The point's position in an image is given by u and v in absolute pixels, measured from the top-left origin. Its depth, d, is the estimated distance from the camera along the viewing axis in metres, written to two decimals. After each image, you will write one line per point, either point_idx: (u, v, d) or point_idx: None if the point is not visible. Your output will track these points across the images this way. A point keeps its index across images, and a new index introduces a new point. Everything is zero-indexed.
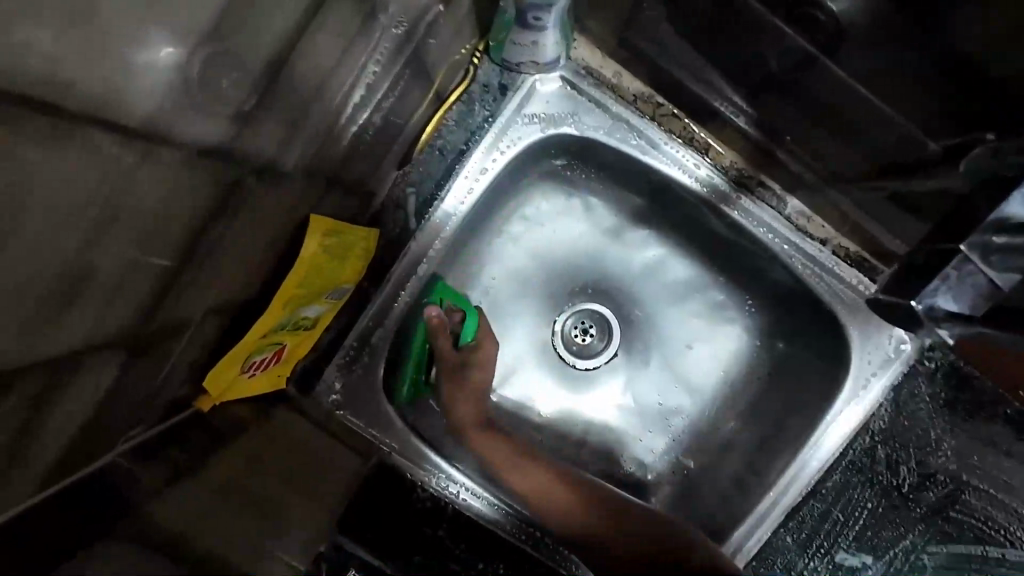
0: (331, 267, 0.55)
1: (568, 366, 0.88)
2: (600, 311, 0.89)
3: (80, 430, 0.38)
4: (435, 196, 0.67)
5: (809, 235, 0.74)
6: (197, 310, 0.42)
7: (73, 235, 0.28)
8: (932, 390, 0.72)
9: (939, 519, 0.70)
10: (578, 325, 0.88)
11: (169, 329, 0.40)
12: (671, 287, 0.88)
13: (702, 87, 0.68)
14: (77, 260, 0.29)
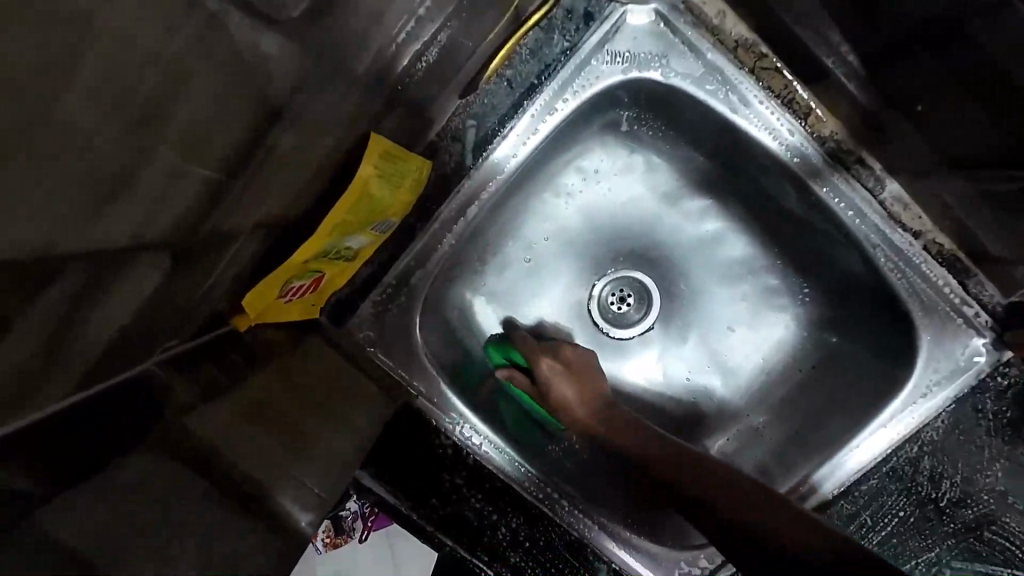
0: (380, 199, 0.53)
1: (602, 333, 0.85)
2: (641, 281, 0.86)
3: (116, 339, 0.36)
4: (496, 132, 0.62)
5: (900, 224, 0.67)
6: (245, 224, 0.40)
7: (118, 116, 0.26)
8: (997, 408, 0.67)
9: (972, 537, 0.69)
10: (616, 293, 0.86)
11: (214, 241, 0.38)
12: (725, 264, 0.83)
13: (813, 37, 0.59)
14: (133, 148, 0.27)
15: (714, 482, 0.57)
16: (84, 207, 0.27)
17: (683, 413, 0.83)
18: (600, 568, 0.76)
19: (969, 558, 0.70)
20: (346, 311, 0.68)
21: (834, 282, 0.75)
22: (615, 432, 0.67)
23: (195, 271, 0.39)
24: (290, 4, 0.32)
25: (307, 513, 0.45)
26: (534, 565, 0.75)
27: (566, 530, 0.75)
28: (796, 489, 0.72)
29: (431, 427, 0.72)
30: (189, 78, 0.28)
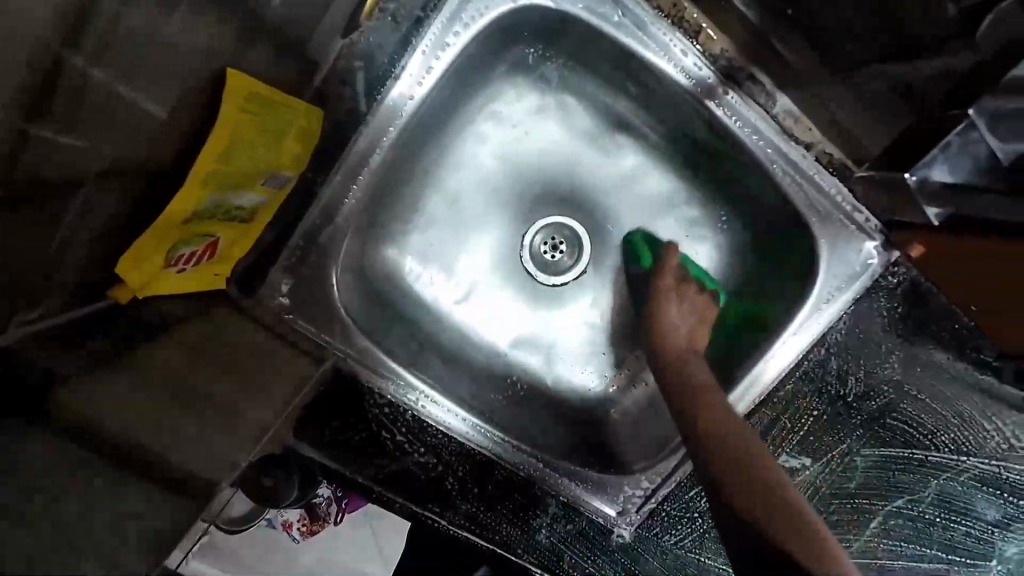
0: (262, 150, 0.50)
1: (536, 282, 0.86)
2: (571, 227, 0.86)
3: None
4: (389, 73, 0.60)
5: (794, 138, 0.70)
6: (89, 170, 0.37)
7: None
8: (889, 305, 0.72)
9: (877, 425, 0.78)
10: (547, 241, 0.86)
11: (44, 188, 0.34)
12: (647, 200, 0.85)
13: None
14: None
15: (795, 528, 0.51)
16: None
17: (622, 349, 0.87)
18: (549, 502, 0.79)
19: (875, 444, 0.79)
20: (256, 278, 0.65)
21: (743, 204, 0.78)
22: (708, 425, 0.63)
23: (31, 223, 0.35)
24: None
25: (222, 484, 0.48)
26: (486, 507, 0.77)
27: (509, 470, 0.77)
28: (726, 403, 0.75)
29: (362, 388, 0.70)
30: None
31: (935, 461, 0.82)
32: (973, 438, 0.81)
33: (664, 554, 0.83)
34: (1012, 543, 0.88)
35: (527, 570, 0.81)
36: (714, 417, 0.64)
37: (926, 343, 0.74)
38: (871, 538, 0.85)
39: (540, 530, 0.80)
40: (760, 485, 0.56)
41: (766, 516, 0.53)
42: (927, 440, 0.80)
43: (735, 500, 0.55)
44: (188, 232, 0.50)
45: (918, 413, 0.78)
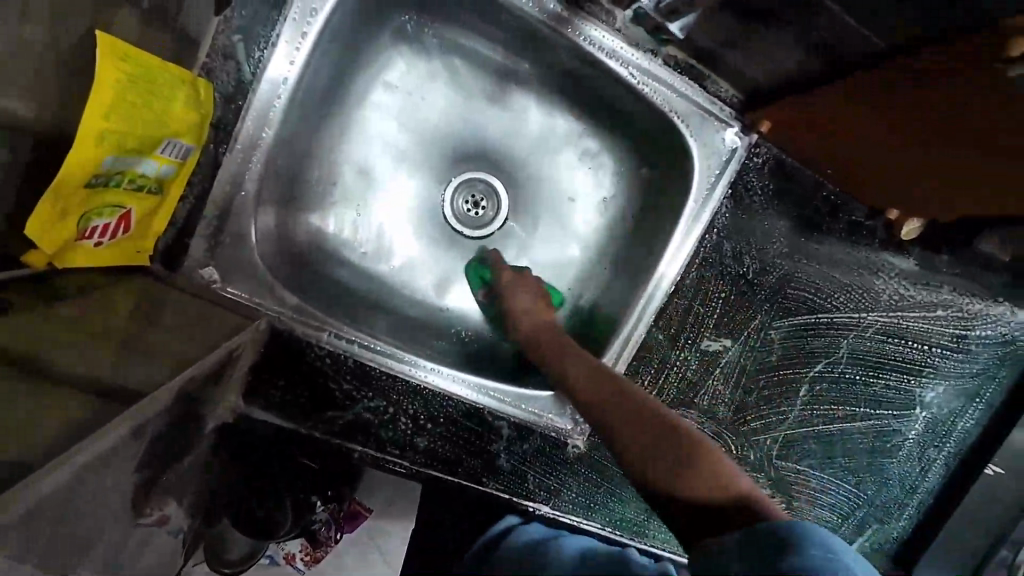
0: (148, 117, 0.54)
1: (463, 236, 0.93)
2: (489, 182, 0.94)
3: None
4: (265, 44, 0.66)
5: (641, 47, 0.78)
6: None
7: None
8: (761, 184, 0.81)
9: (781, 297, 0.86)
10: (470, 199, 0.93)
11: None
12: (544, 140, 0.92)
13: None
14: None
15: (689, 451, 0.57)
16: None
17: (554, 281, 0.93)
18: (502, 426, 0.84)
19: (784, 315, 0.87)
20: (178, 254, 0.69)
21: (625, 123, 0.86)
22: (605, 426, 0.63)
23: None
24: None
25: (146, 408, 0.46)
26: (444, 442, 0.82)
27: (458, 401, 0.82)
28: (641, 299, 0.83)
29: (300, 343, 0.75)
30: None
31: (841, 322, 0.90)
32: (868, 295, 0.90)
33: None
34: (929, 389, 0.97)
35: (496, 498, 0.86)
36: (627, 402, 0.64)
37: (806, 213, 0.83)
38: (804, 406, 0.93)
39: (499, 455, 0.85)
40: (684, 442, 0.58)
41: (674, 476, 0.56)
42: (829, 304, 0.89)
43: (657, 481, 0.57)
44: (97, 199, 0.54)
45: (813, 279, 0.87)
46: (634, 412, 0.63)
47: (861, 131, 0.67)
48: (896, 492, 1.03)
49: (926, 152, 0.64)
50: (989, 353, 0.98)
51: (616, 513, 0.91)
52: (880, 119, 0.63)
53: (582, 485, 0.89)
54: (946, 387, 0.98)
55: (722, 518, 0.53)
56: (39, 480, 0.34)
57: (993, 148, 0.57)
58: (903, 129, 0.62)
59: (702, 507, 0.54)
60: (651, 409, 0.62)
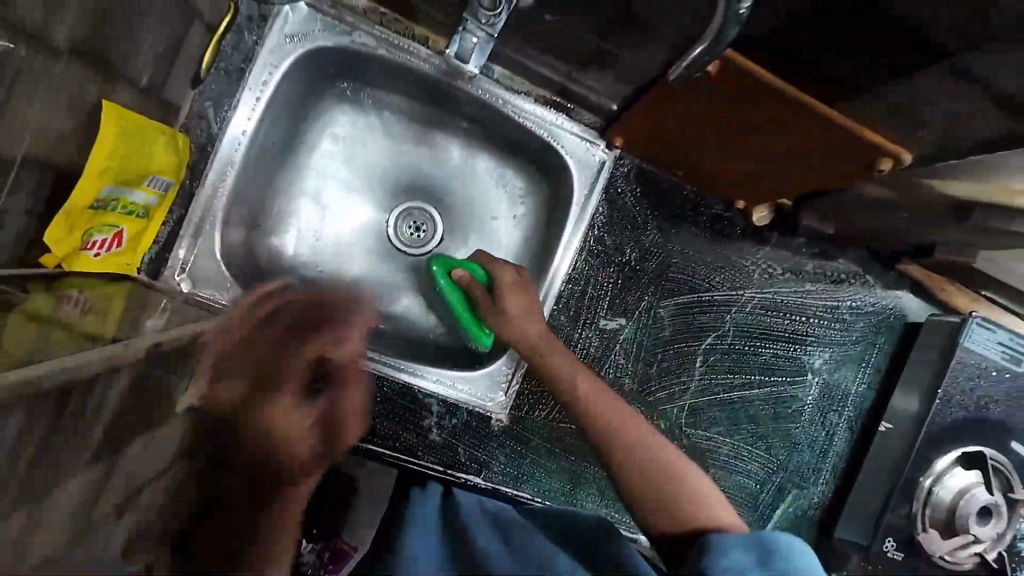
0: (134, 158, 0.76)
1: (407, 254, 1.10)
2: (430, 212, 1.12)
3: None
4: (229, 106, 0.89)
5: (516, 91, 0.98)
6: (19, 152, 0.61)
7: None
8: (630, 187, 1.01)
9: (663, 280, 1.03)
10: (412, 226, 1.11)
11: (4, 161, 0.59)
12: (463, 170, 1.12)
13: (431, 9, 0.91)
14: None
15: (656, 470, 0.73)
16: None
17: None
18: (431, 403, 0.98)
19: (669, 295, 1.04)
20: (159, 266, 0.88)
21: (522, 150, 1.07)
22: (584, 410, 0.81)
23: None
24: (45, 28, 0.59)
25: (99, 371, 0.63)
26: (382, 419, 0.96)
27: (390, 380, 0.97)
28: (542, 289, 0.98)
29: None
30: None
31: (721, 299, 1.06)
32: (741, 275, 1.06)
33: (541, 427, 1.02)
34: (815, 356, 1.11)
35: (431, 470, 0.98)
36: (619, 410, 0.80)
37: (671, 208, 1.02)
38: (702, 376, 1.07)
39: (431, 430, 0.98)
40: (662, 461, 0.74)
41: (651, 487, 0.72)
42: (707, 284, 1.05)
43: (638, 492, 0.73)
44: (98, 219, 0.74)
45: (689, 263, 1.04)
46: (618, 415, 0.79)
47: (783, 118, 0.68)
48: (807, 456, 1.13)
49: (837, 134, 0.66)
50: (863, 322, 1.12)
51: (543, 484, 1.02)
52: (797, 106, 0.65)
53: (508, 456, 1.01)
54: (831, 354, 1.11)
55: (682, 543, 0.68)
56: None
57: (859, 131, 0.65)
58: (819, 112, 0.64)
59: (665, 536, 0.69)
60: (629, 415, 0.80)
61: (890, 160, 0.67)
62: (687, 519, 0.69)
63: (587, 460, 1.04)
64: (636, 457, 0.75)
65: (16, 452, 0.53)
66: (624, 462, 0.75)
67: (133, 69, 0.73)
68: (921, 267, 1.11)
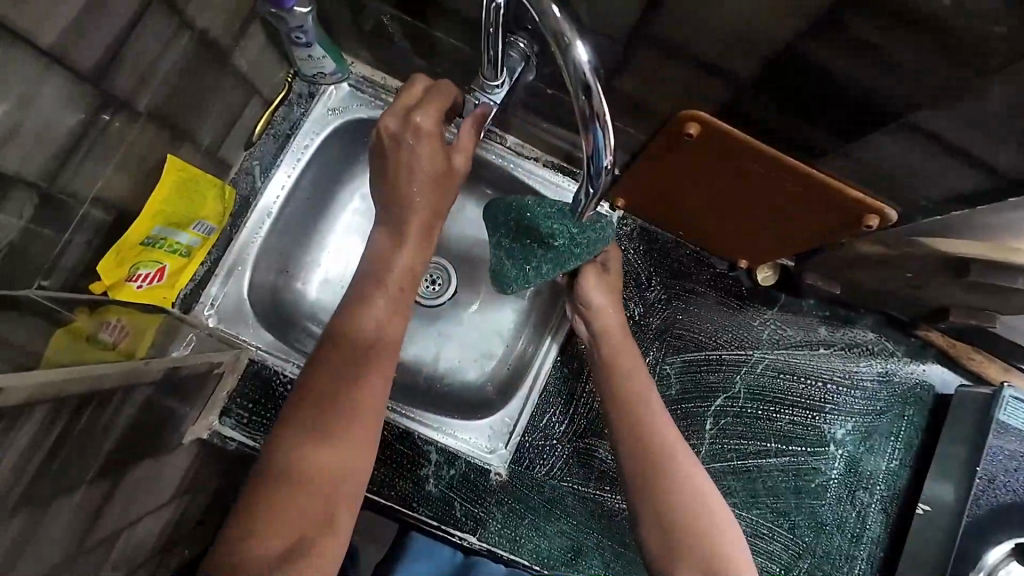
0: (185, 202, 0.87)
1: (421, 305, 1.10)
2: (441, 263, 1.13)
3: (11, 248, 0.64)
4: (272, 164, 1.01)
5: (526, 156, 1.07)
6: (87, 190, 0.72)
7: (29, 121, 0.60)
8: (633, 245, 1.05)
9: (669, 336, 1.03)
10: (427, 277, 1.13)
11: (70, 194, 0.69)
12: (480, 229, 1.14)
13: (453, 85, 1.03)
14: (33, 135, 0.61)
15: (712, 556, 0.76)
16: (6, 159, 0.59)
17: (495, 344, 1.08)
18: (430, 451, 0.96)
19: (675, 352, 1.03)
20: (191, 300, 0.96)
21: None
22: (647, 444, 0.85)
23: (61, 215, 0.69)
24: (129, 92, 0.72)
25: (117, 379, 0.69)
26: (379, 465, 0.95)
27: (391, 426, 0.96)
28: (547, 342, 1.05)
29: (269, 372, 0.96)
30: (67, 109, 0.64)
31: (730, 359, 1.04)
32: (749, 335, 1.05)
33: (540, 485, 0.97)
34: (836, 426, 1.04)
35: (424, 524, 0.94)
36: (698, 489, 0.81)
37: (673, 265, 1.05)
38: (713, 439, 1.02)
39: (428, 480, 0.96)
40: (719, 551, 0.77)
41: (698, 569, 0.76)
42: (714, 342, 1.04)
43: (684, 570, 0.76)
44: (145, 254, 0.84)
45: (694, 320, 1.04)
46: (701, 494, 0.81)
47: (691, 153, 0.75)
48: (839, 540, 1.02)
49: (757, 167, 0.72)
50: (887, 390, 1.06)
51: (542, 549, 0.96)
52: (711, 150, 0.73)
53: (505, 515, 0.96)
54: (854, 423, 1.05)
55: None
56: (27, 384, 0.54)
57: (757, 160, 0.70)
58: (723, 146, 0.71)
59: None
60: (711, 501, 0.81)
61: (876, 217, 0.70)
62: (710, 556, 0.76)
63: (588, 525, 0.97)
64: (683, 498, 0.80)
65: (32, 451, 0.56)
66: (684, 541, 0.78)
67: (196, 129, 0.86)
68: (944, 333, 1.06)
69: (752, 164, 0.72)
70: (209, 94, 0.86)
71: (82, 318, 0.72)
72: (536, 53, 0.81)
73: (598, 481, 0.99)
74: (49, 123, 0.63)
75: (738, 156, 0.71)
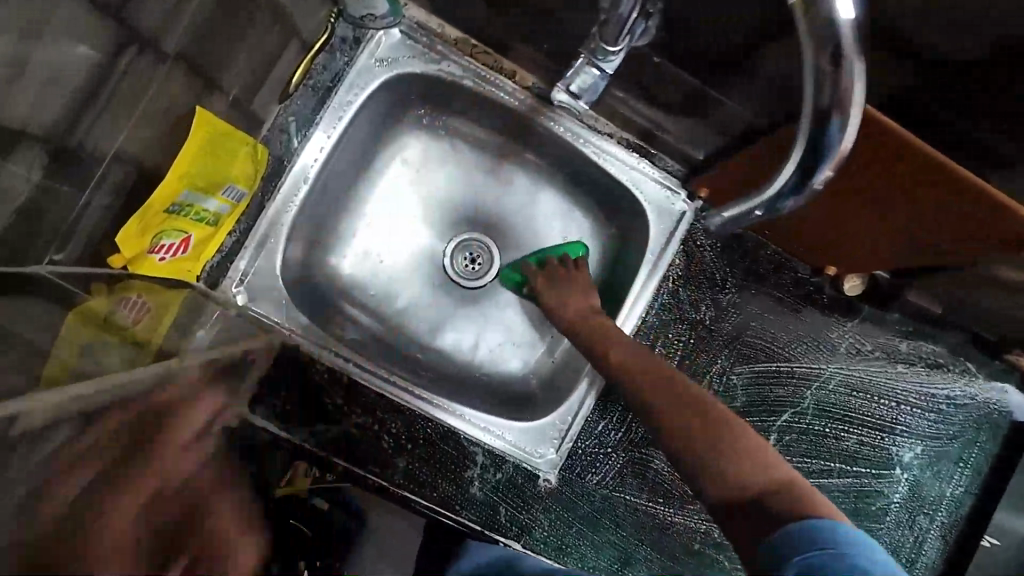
0: (214, 163, 0.74)
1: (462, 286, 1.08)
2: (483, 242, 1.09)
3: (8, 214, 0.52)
4: (310, 122, 0.88)
5: (599, 131, 0.93)
6: (100, 145, 0.59)
7: (15, 50, 0.47)
8: (710, 241, 0.93)
9: (739, 344, 0.94)
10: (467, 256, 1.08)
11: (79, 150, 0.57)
12: (527, 211, 1.09)
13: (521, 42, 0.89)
14: (22, 69, 0.48)
15: (739, 452, 0.59)
16: None
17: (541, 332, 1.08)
18: (475, 452, 0.90)
19: (744, 361, 0.95)
20: (219, 275, 0.86)
21: (591, 184, 1.03)
22: (683, 390, 0.69)
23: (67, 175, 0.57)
24: (146, 23, 0.58)
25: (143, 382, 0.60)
26: (421, 464, 0.88)
27: (437, 424, 0.89)
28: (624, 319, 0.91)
29: (303, 358, 0.87)
30: (63, 35, 0.51)
31: (802, 372, 0.96)
32: (824, 347, 0.96)
33: (590, 494, 0.92)
34: (904, 448, 0.98)
35: (468, 528, 0.89)
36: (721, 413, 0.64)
37: (751, 266, 0.95)
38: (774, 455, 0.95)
39: (472, 483, 0.89)
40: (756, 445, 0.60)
41: (720, 477, 0.58)
42: (787, 353, 0.96)
43: (716, 487, 0.58)
44: (169, 223, 0.72)
45: (768, 328, 0.95)
46: (717, 414, 0.63)
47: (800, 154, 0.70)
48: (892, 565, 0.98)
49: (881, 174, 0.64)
50: (961, 414, 0.99)
51: (588, 557, 0.91)
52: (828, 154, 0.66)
53: (552, 521, 0.91)
54: (922, 447, 0.98)
55: (768, 522, 0.53)
56: None
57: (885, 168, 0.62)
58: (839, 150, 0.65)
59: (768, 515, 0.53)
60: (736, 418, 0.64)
61: None
62: (764, 466, 0.58)
63: (636, 536, 0.92)
64: (717, 425, 0.62)
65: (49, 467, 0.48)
66: (692, 433, 0.62)
67: (224, 75, 0.72)
68: None
69: (902, 171, 0.61)
70: (240, 33, 0.72)
71: (106, 294, 0.64)
72: (661, 10, 0.72)
73: (650, 493, 0.93)
74: (46, 56, 0.50)
75: (876, 157, 0.61)
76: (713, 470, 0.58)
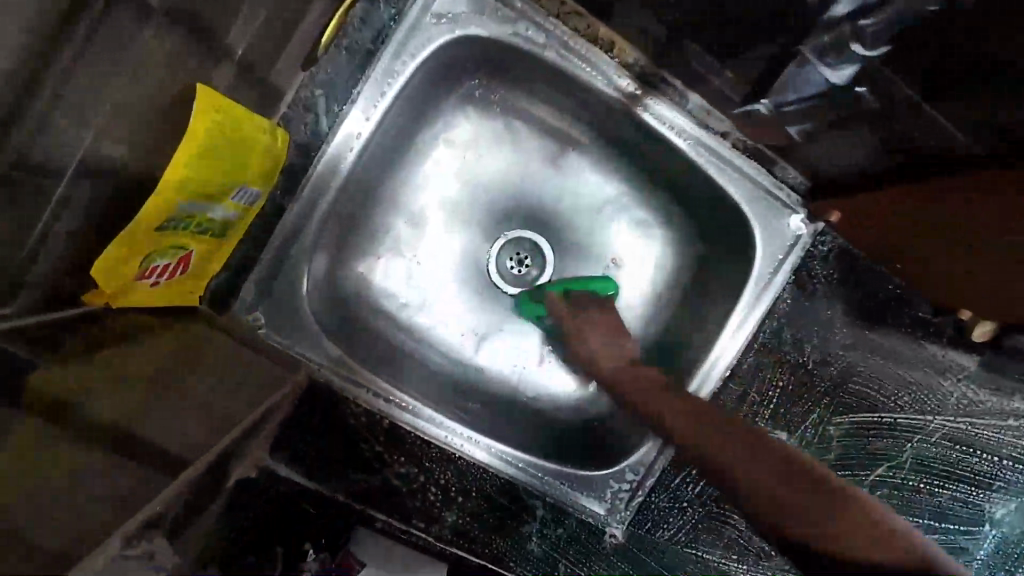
0: (225, 161, 0.54)
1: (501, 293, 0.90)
2: (533, 241, 0.92)
3: None
4: (345, 99, 0.68)
5: (712, 128, 0.77)
6: (61, 152, 0.39)
7: None
8: (826, 271, 0.78)
9: (841, 391, 0.82)
10: (514, 258, 0.91)
11: (29, 162, 0.37)
12: (583, 203, 0.91)
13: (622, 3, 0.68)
14: None
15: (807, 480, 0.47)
16: None
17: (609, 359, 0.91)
18: (536, 506, 0.78)
19: (845, 411, 0.82)
20: (229, 298, 0.68)
21: (678, 192, 0.85)
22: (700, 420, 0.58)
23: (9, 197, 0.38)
24: None
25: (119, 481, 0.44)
26: (472, 518, 0.76)
27: (494, 473, 0.77)
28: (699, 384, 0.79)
29: (336, 399, 0.72)
30: None
31: (905, 424, 0.84)
32: (934, 396, 0.84)
33: (660, 551, 0.81)
34: (999, 504, 0.89)
35: None
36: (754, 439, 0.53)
37: (870, 302, 0.80)
38: None
39: (529, 538, 0.78)
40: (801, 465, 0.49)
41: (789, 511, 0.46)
42: (892, 403, 0.83)
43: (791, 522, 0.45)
44: (165, 240, 0.54)
45: (876, 374, 0.82)
46: (734, 442, 0.54)
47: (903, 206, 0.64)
48: None
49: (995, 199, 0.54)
50: None
51: None
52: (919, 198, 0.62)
53: None
54: (1019, 504, 0.89)
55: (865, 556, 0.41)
56: None
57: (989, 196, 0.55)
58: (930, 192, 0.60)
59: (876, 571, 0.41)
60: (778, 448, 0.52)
61: None
62: (844, 511, 0.44)
63: None
64: (743, 456, 0.52)
65: None
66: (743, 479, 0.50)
67: (236, 36, 0.51)
68: None
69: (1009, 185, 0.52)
70: None
71: (94, 357, 0.45)
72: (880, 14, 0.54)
73: (725, 549, 0.83)
74: None
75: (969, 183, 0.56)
76: (779, 521, 0.46)
